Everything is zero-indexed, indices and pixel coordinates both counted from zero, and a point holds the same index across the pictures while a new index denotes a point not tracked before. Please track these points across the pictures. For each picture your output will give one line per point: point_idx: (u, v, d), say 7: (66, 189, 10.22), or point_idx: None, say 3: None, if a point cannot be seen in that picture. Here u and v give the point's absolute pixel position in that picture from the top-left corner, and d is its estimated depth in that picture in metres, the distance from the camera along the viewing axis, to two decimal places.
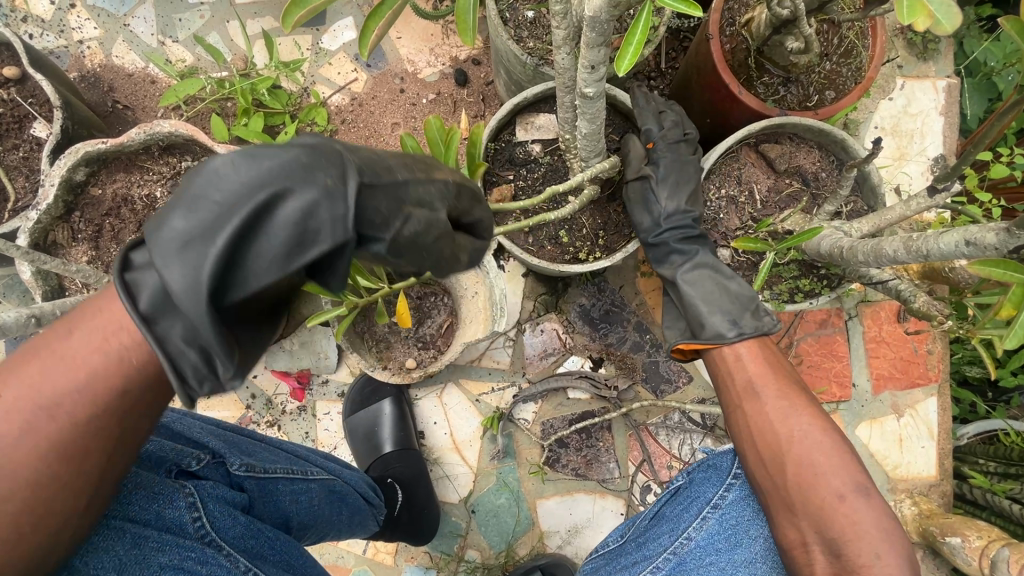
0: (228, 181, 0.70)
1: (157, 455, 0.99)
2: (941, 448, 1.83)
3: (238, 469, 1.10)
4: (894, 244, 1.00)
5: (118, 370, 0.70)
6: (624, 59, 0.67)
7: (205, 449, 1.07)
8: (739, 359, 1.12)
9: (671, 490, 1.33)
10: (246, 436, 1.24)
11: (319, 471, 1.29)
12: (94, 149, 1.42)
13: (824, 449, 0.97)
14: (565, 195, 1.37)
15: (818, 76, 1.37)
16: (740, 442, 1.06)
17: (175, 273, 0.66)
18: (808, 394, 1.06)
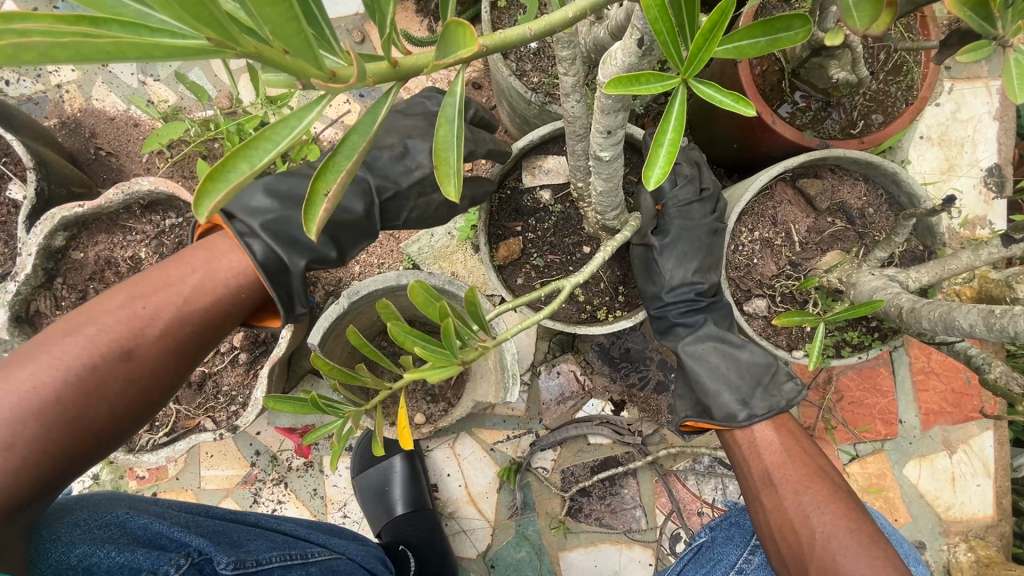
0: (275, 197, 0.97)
1: (127, 565, 0.90)
2: (1000, 486, 1.67)
3: (224, 568, 1.00)
4: (969, 315, 0.85)
5: (117, 359, 0.81)
6: (655, 166, 0.53)
7: (188, 549, 0.98)
8: (755, 444, 1.01)
9: (694, 546, 1.23)
10: (238, 524, 1.17)
11: (320, 551, 1.20)
12: (70, 213, 1.32)
13: (854, 556, 0.85)
14: (581, 244, 1.27)
15: (862, 98, 1.21)
16: (764, 540, 0.96)
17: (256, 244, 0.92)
18: (841, 488, 0.94)
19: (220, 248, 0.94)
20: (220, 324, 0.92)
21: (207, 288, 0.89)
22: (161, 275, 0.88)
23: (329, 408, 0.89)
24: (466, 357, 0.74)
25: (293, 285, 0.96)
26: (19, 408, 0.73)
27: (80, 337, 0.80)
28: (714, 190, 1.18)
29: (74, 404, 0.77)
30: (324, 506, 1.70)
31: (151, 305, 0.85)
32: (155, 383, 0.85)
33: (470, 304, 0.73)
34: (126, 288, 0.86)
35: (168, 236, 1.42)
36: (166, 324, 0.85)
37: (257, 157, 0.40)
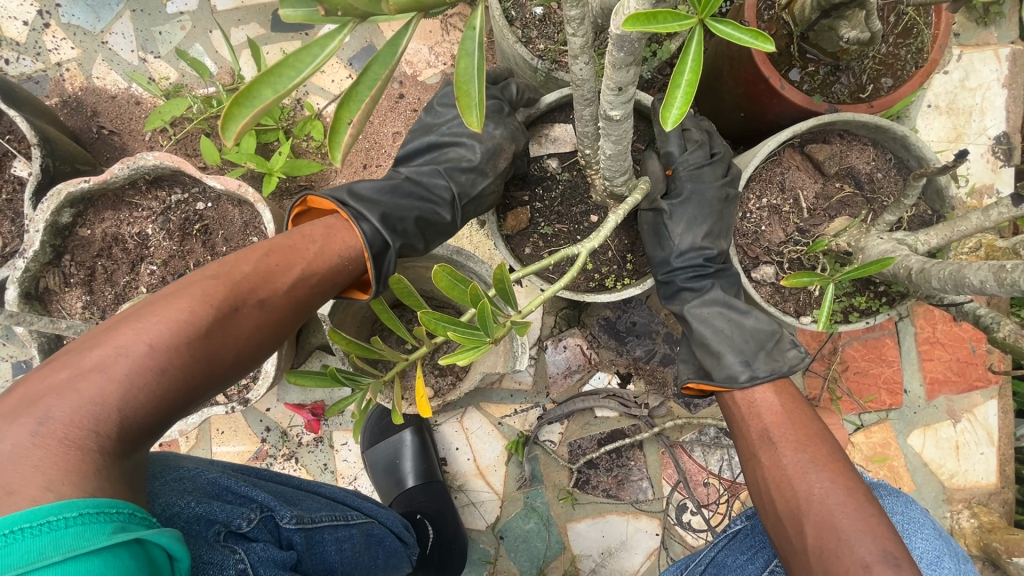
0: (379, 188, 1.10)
1: (204, 516, 0.89)
2: (1003, 454, 1.68)
3: (287, 523, 1.01)
4: (980, 271, 0.85)
5: (252, 306, 0.87)
6: (672, 107, 0.52)
7: (254, 505, 0.98)
8: (755, 405, 1.02)
9: (727, 532, 1.21)
10: (287, 485, 1.17)
11: (359, 515, 1.21)
12: (76, 188, 1.32)
13: (849, 511, 0.86)
14: (588, 214, 1.26)
15: (872, 62, 1.19)
16: (759, 497, 0.97)
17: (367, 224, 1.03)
18: (837, 450, 0.95)
19: (336, 227, 1.02)
20: (329, 291, 0.99)
21: (328, 256, 0.97)
22: (290, 240, 0.96)
23: (350, 380, 0.95)
24: (497, 334, 0.77)
25: (387, 267, 1.05)
26: (175, 336, 0.77)
27: (226, 278, 0.86)
28: (724, 154, 1.19)
29: (216, 341, 0.81)
30: (334, 480, 1.72)
31: (280, 265, 0.92)
32: (272, 334, 0.90)
33: (499, 282, 0.76)
34: (263, 245, 0.93)
35: (174, 212, 1.43)
36: (292, 283, 0.92)
37: (282, 83, 0.42)
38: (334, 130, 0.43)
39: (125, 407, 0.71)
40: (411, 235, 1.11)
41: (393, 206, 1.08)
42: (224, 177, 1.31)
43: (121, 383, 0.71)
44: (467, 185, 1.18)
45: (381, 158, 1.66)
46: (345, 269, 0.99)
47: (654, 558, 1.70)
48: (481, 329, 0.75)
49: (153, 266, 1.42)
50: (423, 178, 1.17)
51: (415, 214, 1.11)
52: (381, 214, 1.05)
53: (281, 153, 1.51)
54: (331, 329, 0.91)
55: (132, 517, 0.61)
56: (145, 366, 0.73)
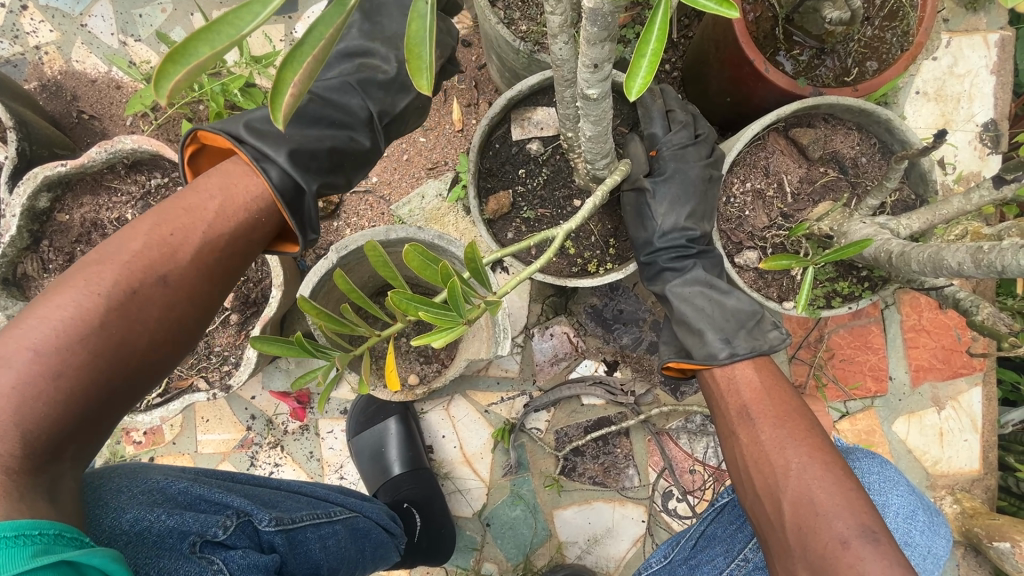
0: (278, 114, 0.97)
1: (176, 529, 0.88)
2: (986, 441, 1.69)
3: (266, 526, 1.00)
4: (958, 254, 0.84)
5: (151, 285, 0.79)
6: (637, 76, 0.52)
7: (229, 511, 0.97)
8: (734, 382, 1.01)
9: (715, 505, 1.22)
10: (264, 487, 1.16)
11: (341, 510, 1.20)
12: (53, 172, 1.30)
13: (826, 486, 0.86)
14: (571, 198, 1.27)
15: (857, 45, 1.18)
16: (738, 475, 0.97)
17: (272, 165, 0.92)
18: (815, 426, 0.95)
19: (233, 172, 0.92)
20: (245, 249, 0.91)
21: (231, 213, 0.89)
22: (182, 202, 0.86)
23: (323, 353, 0.96)
24: (471, 315, 0.76)
25: (306, 208, 0.97)
26: (63, 335, 0.72)
27: (116, 258, 0.78)
28: (708, 136, 1.17)
29: (115, 329, 0.75)
30: (320, 468, 1.71)
31: (176, 233, 0.83)
32: (195, 308, 0.84)
33: (471, 263, 0.75)
34: (151, 215, 0.84)
35: (154, 197, 1.41)
36: (195, 250, 0.84)
37: (220, 41, 0.40)
38: (277, 90, 0.41)
39: (24, 419, 0.68)
40: (329, 170, 1.02)
41: (301, 138, 0.97)
42: None
43: (13, 395, 0.68)
44: (389, 102, 1.08)
45: None
46: (261, 223, 0.92)
47: (640, 545, 1.71)
48: (453, 309, 0.73)
49: None
50: (331, 94, 1.03)
51: (328, 145, 1.00)
52: (289, 152, 0.94)
53: None
54: (303, 297, 0.87)
55: (58, 538, 0.62)
56: (35, 374, 0.69)
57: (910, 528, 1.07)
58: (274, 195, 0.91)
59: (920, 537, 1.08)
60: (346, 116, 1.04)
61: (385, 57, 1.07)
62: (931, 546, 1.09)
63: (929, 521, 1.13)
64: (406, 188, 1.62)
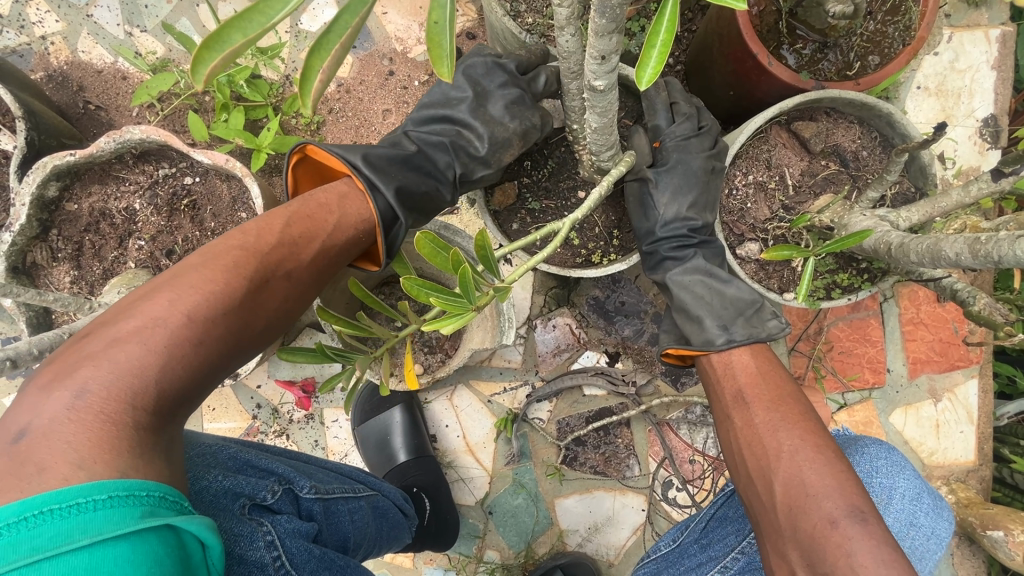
0: (391, 151, 1.08)
1: (231, 489, 0.90)
2: (981, 433, 1.71)
3: (306, 493, 1.03)
4: (955, 244, 0.86)
5: (278, 277, 0.89)
6: (647, 66, 0.53)
7: (275, 478, 0.99)
8: (730, 367, 1.04)
9: (725, 490, 1.26)
10: (295, 460, 1.18)
11: (365, 488, 1.22)
12: (62, 161, 1.31)
13: (817, 468, 0.88)
14: (575, 189, 1.28)
15: (860, 39, 1.19)
16: (732, 458, 0.99)
17: (380, 197, 1.02)
18: (809, 410, 0.97)
19: (347, 194, 1.02)
20: (345, 260, 1.01)
21: (345, 225, 0.99)
22: (307, 209, 0.96)
23: (343, 357, 1.01)
24: (480, 302, 0.78)
25: (395, 240, 1.06)
26: (210, 308, 0.78)
27: (255, 245, 0.87)
28: (711, 128, 1.19)
29: (246, 310, 0.83)
30: (325, 456, 1.74)
31: (301, 232, 0.93)
32: (296, 303, 0.93)
33: (480, 251, 0.76)
34: (279, 215, 0.93)
35: (162, 186, 1.42)
36: (315, 253, 0.94)
37: (251, 29, 0.42)
38: (305, 78, 0.43)
39: (162, 378, 0.72)
40: (416, 211, 1.11)
41: (406, 180, 1.07)
42: (212, 151, 1.31)
43: (160, 354, 0.72)
44: (471, 168, 1.17)
45: (371, 136, 1.66)
46: (362, 240, 1.02)
47: (640, 533, 1.73)
48: (461, 294, 0.75)
49: (141, 241, 1.42)
50: (429, 148, 1.15)
51: (421, 192, 1.10)
52: (396, 188, 1.04)
53: (269, 129, 1.51)
54: (320, 306, 0.94)
55: (162, 501, 0.62)
56: (176, 337, 0.74)
57: (915, 509, 1.11)
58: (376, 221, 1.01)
59: (925, 519, 1.12)
60: (435, 166, 1.14)
61: (476, 127, 1.17)
62: (935, 527, 1.13)
63: (934, 504, 1.16)
64: None
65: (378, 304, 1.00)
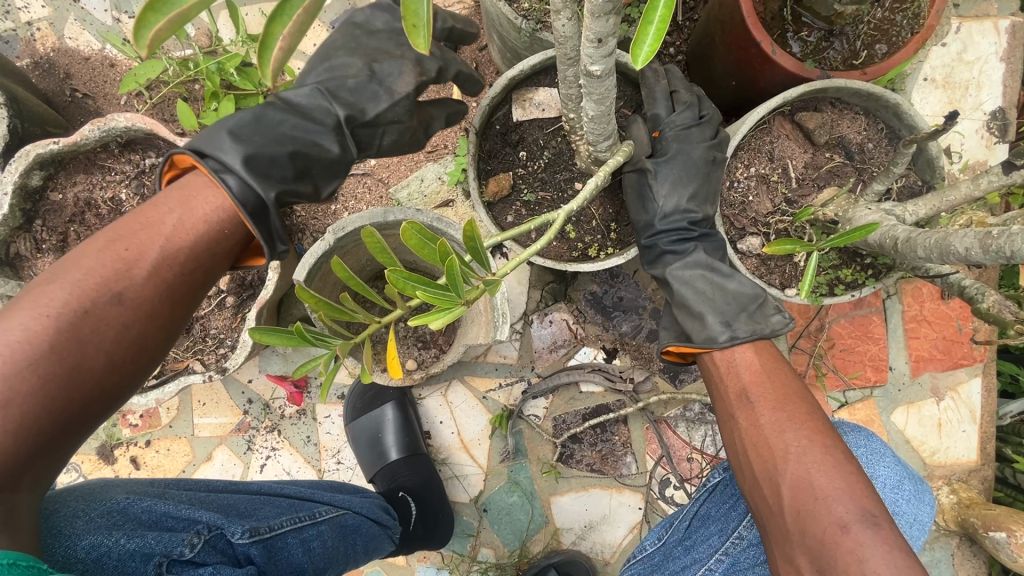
0: (243, 114, 0.97)
1: (138, 551, 0.88)
2: (984, 432, 1.68)
3: (240, 538, 0.99)
4: (965, 239, 0.83)
5: (109, 303, 0.81)
6: (643, 44, 0.49)
7: (198, 527, 0.96)
8: (734, 364, 1.01)
9: (708, 487, 1.22)
10: (244, 493, 1.14)
11: (328, 509, 1.20)
12: (46, 150, 1.27)
13: (826, 470, 0.85)
14: (572, 181, 1.25)
15: (867, 27, 1.16)
16: (736, 459, 0.97)
17: (231, 177, 0.93)
18: (816, 409, 0.94)
19: (193, 187, 0.93)
20: (210, 263, 0.92)
21: (189, 227, 0.89)
22: (141, 217, 0.88)
23: (320, 341, 0.94)
24: (470, 296, 0.75)
25: (272, 222, 0.97)
26: (29, 351, 0.74)
27: (77, 271, 0.81)
28: (713, 117, 1.15)
29: (76, 345, 0.77)
30: (317, 452, 1.71)
31: (132, 247, 0.85)
32: (156, 324, 0.85)
33: (470, 241, 0.73)
34: (104, 231, 0.86)
35: (149, 176, 1.39)
36: (151, 266, 0.85)
37: None
38: (264, 43, 0.39)
39: (1, 431, 0.71)
40: (294, 177, 1.00)
41: (258, 143, 0.96)
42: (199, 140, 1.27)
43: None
44: (359, 109, 1.00)
45: None
46: (224, 234, 0.93)
47: (636, 532, 1.71)
48: (450, 288, 0.72)
49: None
50: (297, 106, 1.01)
51: (288, 151, 0.98)
52: (244, 157, 0.94)
53: None
54: (299, 286, 0.86)
55: (13, 566, 0.66)
56: (9, 386, 0.72)
57: (896, 497, 1.07)
58: (234, 204, 0.91)
59: (907, 506, 1.08)
60: (309, 121, 1.00)
61: (357, 63, 1.01)
62: (918, 514, 1.09)
63: (916, 490, 1.12)
64: (404, 171, 1.60)
65: (362, 288, 0.89)
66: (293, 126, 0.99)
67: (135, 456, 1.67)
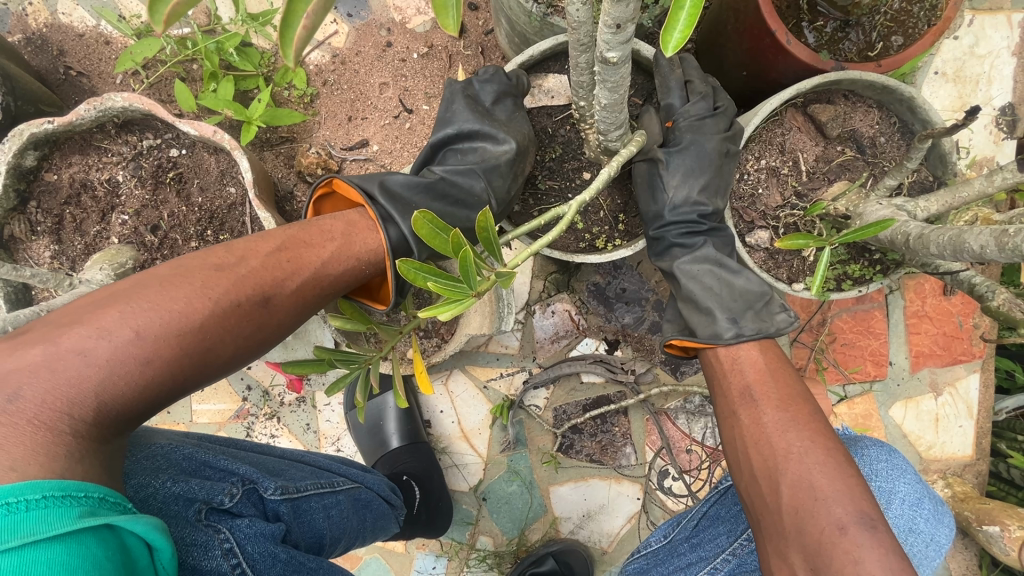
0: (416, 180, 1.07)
1: (182, 496, 0.86)
2: (980, 427, 1.70)
3: (272, 494, 0.99)
4: (981, 237, 0.82)
5: (255, 304, 0.84)
6: (674, 30, 0.46)
7: (235, 479, 0.96)
8: (737, 362, 1.00)
9: (720, 488, 1.23)
10: (270, 456, 1.15)
11: (345, 481, 1.20)
12: (39, 129, 1.23)
13: (828, 471, 0.85)
14: (581, 170, 1.23)
15: (883, 18, 1.13)
16: (735, 457, 0.96)
17: (394, 232, 1.00)
18: (819, 411, 0.94)
19: (357, 225, 1.00)
20: (340, 292, 0.97)
21: (343, 258, 0.96)
22: (309, 234, 0.95)
23: (342, 360, 1.00)
24: (481, 289, 0.73)
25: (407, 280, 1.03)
26: (163, 326, 0.75)
27: (244, 266, 0.85)
28: (728, 108, 1.13)
29: (208, 335, 0.79)
30: (317, 440, 1.70)
31: (293, 259, 0.90)
32: (277, 332, 0.88)
33: (483, 232, 0.71)
34: (278, 237, 0.91)
35: (146, 158, 1.35)
36: (302, 282, 0.90)
37: None
38: (288, 20, 0.39)
39: (108, 394, 0.70)
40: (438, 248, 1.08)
41: None
42: (198, 122, 1.24)
43: (98, 371, 0.70)
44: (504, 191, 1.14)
45: (366, 110, 1.59)
46: (364, 273, 0.99)
47: (634, 522, 1.72)
48: (462, 281, 0.71)
49: (125, 216, 1.36)
50: (459, 176, 1.12)
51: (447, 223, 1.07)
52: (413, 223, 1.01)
53: (261, 100, 1.44)
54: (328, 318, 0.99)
55: (103, 502, 0.62)
56: (129, 354, 0.72)
57: (915, 515, 1.08)
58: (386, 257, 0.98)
59: (925, 525, 1.09)
60: (466, 196, 1.11)
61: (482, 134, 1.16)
62: (935, 534, 1.10)
63: (934, 510, 1.13)
64: (406, 157, 1.59)
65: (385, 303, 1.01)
66: (443, 201, 1.09)
67: None
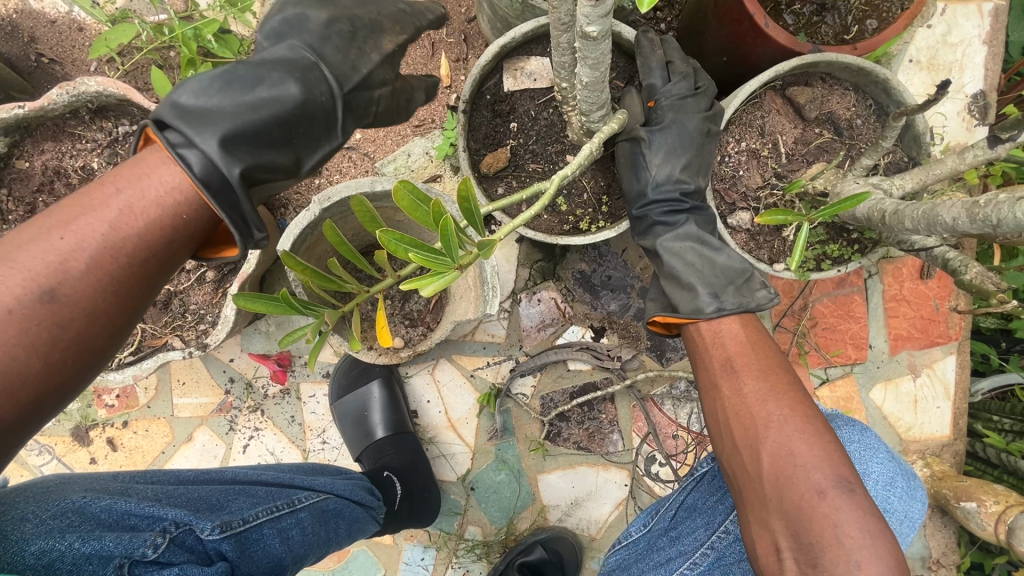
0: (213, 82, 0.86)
1: (96, 554, 0.83)
2: (956, 408, 1.74)
3: (211, 533, 0.96)
4: (953, 210, 0.83)
5: (41, 304, 0.71)
6: None
7: (165, 524, 0.91)
8: (719, 335, 1.01)
9: (696, 475, 1.24)
10: (216, 482, 1.11)
11: (309, 495, 1.19)
12: (9, 114, 1.20)
13: (807, 439, 0.86)
14: (564, 153, 1.24)
15: (858, 2, 1.16)
16: (717, 428, 0.97)
17: (194, 154, 0.81)
18: (797, 381, 0.95)
19: (147, 165, 0.82)
20: (158, 250, 0.81)
21: (138, 211, 0.79)
22: (87, 199, 0.77)
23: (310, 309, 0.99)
24: (465, 262, 0.73)
25: (245, 206, 0.85)
26: None
27: (16, 271, 0.70)
28: (708, 88, 1.14)
29: (4, 358, 0.68)
30: (302, 432, 1.68)
31: (70, 237, 0.74)
32: (94, 320, 0.75)
33: (464, 203, 0.71)
34: (50, 215, 0.75)
35: (122, 145, 1.33)
36: (92, 257, 0.75)
37: None
38: None
39: None
40: (274, 149, 0.88)
41: (233, 116, 0.84)
42: None
43: None
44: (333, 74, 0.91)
45: None
46: (180, 217, 0.82)
47: (622, 508, 1.73)
48: (443, 252, 0.70)
49: None
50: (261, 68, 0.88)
51: (267, 119, 0.86)
52: (218, 136, 0.82)
53: None
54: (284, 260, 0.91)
55: None
56: None
57: (889, 495, 1.10)
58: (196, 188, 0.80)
59: (898, 504, 1.11)
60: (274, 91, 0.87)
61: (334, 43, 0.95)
62: (908, 511, 1.12)
63: (907, 487, 1.15)
64: (390, 145, 1.59)
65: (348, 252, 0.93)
66: (250, 98, 0.86)
67: (111, 438, 1.62)
